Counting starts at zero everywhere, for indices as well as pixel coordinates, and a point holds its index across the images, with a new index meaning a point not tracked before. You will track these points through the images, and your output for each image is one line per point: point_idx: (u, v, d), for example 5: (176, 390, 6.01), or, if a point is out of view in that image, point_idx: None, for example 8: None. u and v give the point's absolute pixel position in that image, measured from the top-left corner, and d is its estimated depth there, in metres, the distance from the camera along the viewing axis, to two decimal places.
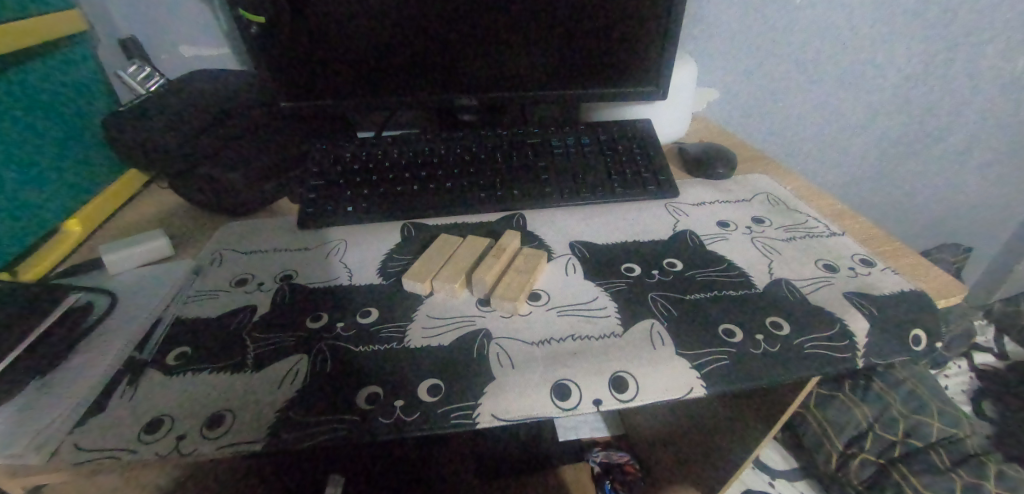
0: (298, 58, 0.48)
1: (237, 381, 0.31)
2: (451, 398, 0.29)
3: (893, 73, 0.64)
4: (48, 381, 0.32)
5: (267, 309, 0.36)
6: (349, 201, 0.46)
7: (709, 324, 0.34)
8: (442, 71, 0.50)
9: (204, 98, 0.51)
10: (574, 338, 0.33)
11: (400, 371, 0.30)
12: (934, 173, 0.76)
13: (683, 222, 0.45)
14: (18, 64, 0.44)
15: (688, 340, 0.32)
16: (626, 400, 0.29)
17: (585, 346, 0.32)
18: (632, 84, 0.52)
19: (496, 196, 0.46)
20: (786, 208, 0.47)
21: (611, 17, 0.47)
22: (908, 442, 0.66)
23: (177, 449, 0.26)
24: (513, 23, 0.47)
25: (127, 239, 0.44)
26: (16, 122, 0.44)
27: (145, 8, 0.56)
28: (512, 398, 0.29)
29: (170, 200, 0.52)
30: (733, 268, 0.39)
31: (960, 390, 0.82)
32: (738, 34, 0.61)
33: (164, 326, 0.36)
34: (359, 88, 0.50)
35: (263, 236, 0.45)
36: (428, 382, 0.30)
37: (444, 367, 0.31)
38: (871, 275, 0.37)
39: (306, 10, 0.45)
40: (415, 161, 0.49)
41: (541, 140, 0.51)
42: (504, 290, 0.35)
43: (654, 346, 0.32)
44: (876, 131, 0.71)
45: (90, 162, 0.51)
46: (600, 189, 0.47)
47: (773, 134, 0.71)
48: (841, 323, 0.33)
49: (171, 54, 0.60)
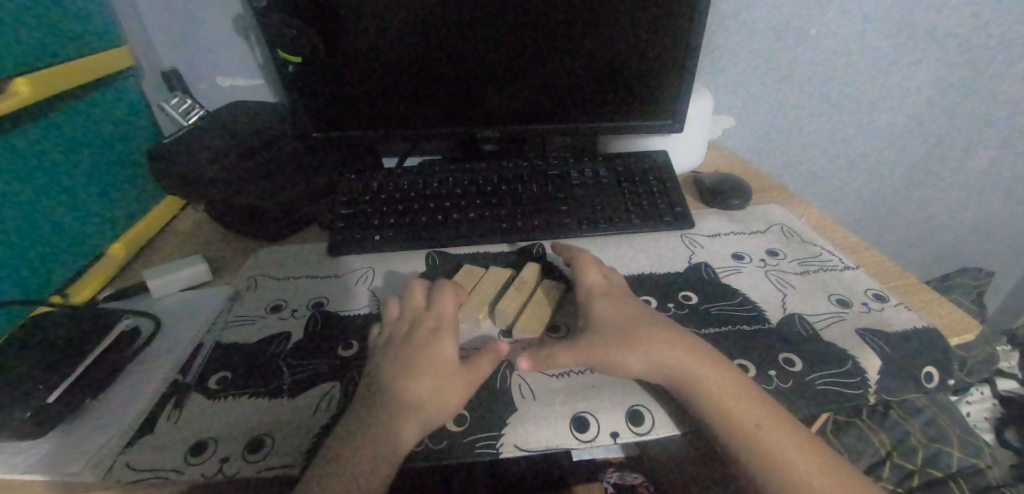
0: (330, 93, 0.51)
1: (275, 406, 0.33)
2: (408, 380, 0.31)
3: (910, 99, 0.65)
4: (101, 402, 0.34)
5: (302, 336, 0.38)
6: (375, 230, 0.48)
7: (627, 311, 0.36)
8: (464, 104, 0.52)
9: (242, 130, 0.54)
10: (581, 375, 0.34)
11: (380, 358, 0.34)
12: (953, 197, 0.75)
13: (699, 254, 0.46)
14: (76, 101, 0.48)
15: (596, 327, 0.35)
16: (641, 433, 0.30)
17: (548, 361, 0.33)
18: (649, 117, 0.54)
19: (516, 227, 0.48)
20: (800, 241, 0.48)
21: (629, 54, 0.49)
22: (927, 471, 0.66)
23: (222, 471, 0.28)
24: (533, 59, 0.49)
25: (169, 264, 0.47)
26: (74, 154, 0.48)
27: (186, 43, 0.59)
28: (457, 380, 0.32)
29: (206, 225, 0.56)
30: (748, 302, 0.40)
31: (982, 418, 0.78)
32: (752, 66, 0.63)
33: (205, 351, 0.38)
34: (387, 121, 0.53)
35: (295, 262, 0.48)
36: (392, 362, 0.33)
37: (410, 345, 0.34)
38: (884, 311, 0.38)
39: (340, 50, 0.48)
40: (438, 191, 0.51)
41: (561, 171, 0.53)
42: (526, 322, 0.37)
43: (572, 342, 0.34)
44: (894, 156, 0.71)
45: (135, 189, 0.55)
46: (618, 220, 0.49)
47: (788, 158, 0.71)
48: (853, 360, 0.34)
49: (208, 86, 0.63)
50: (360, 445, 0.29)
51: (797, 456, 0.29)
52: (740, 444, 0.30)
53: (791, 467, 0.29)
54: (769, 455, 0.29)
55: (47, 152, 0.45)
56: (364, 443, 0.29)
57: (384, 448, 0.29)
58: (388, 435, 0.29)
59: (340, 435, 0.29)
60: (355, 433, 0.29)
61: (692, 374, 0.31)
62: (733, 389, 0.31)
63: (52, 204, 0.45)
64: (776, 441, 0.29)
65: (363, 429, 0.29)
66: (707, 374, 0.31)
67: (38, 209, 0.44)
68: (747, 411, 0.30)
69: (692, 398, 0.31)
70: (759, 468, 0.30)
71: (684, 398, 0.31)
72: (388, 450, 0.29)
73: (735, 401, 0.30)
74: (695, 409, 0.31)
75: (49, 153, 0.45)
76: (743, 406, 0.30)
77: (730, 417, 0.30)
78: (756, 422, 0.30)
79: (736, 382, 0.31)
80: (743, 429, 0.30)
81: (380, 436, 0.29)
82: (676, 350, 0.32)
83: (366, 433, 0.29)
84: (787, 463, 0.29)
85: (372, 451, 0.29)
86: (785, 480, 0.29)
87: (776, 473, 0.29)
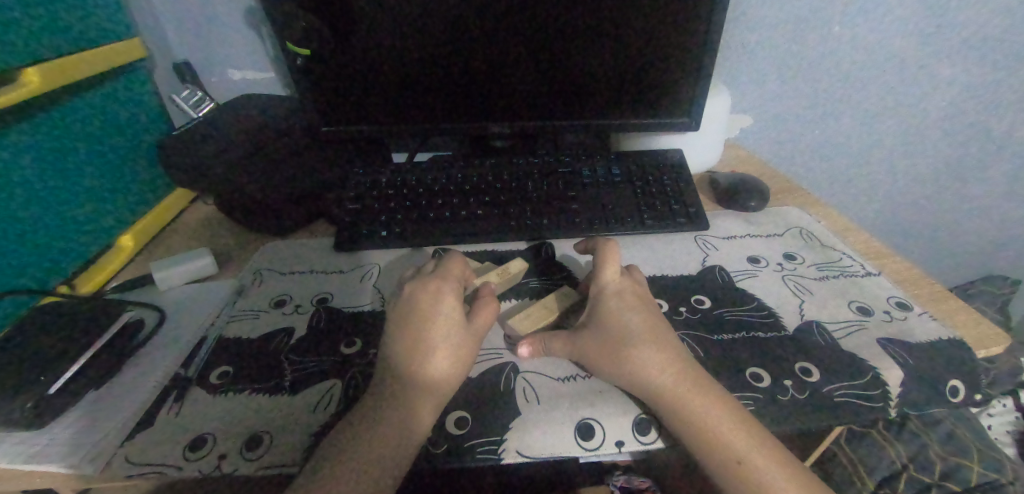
0: (339, 86, 0.50)
1: (274, 403, 0.32)
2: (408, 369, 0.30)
3: (937, 100, 0.62)
4: (104, 395, 0.34)
5: (305, 332, 0.38)
6: (382, 226, 0.47)
7: (628, 317, 0.33)
8: (473, 99, 0.51)
9: (251, 122, 0.54)
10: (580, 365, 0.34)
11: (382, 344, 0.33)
12: (980, 202, 0.72)
13: (713, 256, 0.45)
14: (86, 92, 0.48)
15: (591, 333, 0.33)
16: (647, 443, 0.29)
17: (548, 351, 0.34)
18: (664, 115, 0.53)
19: (525, 225, 0.47)
20: (820, 245, 0.46)
21: (645, 47, 0.48)
22: (945, 485, 0.63)
23: (219, 468, 0.28)
24: (544, 53, 0.48)
25: (175, 257, 0.47)
26: (85, 145, 0.48)
27: (198, 35, 0.59)
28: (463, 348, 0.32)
29: (215, 217, 0.56)
30: (763, 308, 0.39)
31: (1005, 432, 0.74)
32: (772, 64, 0.60)
33: (208, 344, 0.38)
34: (396, 116, 0.52)
35: (301, 256, 0.47)
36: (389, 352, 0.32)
37: (416, 311, 0.32)
38: (907, 320, 0.37)
39: (348, 43, 0.47)
40: (446, 188, 0.51)
41: (572, 169, 0.52)
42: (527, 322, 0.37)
43: (571, 336, 0.34)
44: (917, 159, 0.68)
45: (146, 181, 0.55)
46: (629, 219, 0.48)
47: (805, 159, 0.69)
48: (874, 371, 0.33)
49: (219, 78, 0.63)
50: (380, 441, 0.28)
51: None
52: (722, 477, 0.28)
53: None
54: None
55: (56, 142, 0.45)
56: (383, 439, 0.28)
57: (398, 442, 0.28)
58: (403, 429, 0.28)
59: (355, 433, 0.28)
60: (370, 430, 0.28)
61: (677, 399, 0.29)
62: (719, 416, 0.28)
63: (62, 194, 0.46)
64: (762, 479, 0.27)
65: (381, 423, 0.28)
66: (693, 400, 0.29)
67: (48, 199, 0.44)
68: (731, 446, 0.28)
69: (674, 424, 0.29)
70: None
71: (665, 421, 0.29)
72: (404, 443, 0.28)
73: (717, 428, 0.28)
74: (675, 434, 0.29)
75: (58, 144, 0.45)
76: (728, 435, 0.28)
77: (709, 444, 0.28)
78: (738, 457, 0.27)
79: (724, 411, 0.29)
80: (726, 457, 0.27)
81: (395, 431, 0.28)
82: (664, 372, 0.30)
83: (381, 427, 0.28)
84: None
85: (388, 446, 0.28)
86: None
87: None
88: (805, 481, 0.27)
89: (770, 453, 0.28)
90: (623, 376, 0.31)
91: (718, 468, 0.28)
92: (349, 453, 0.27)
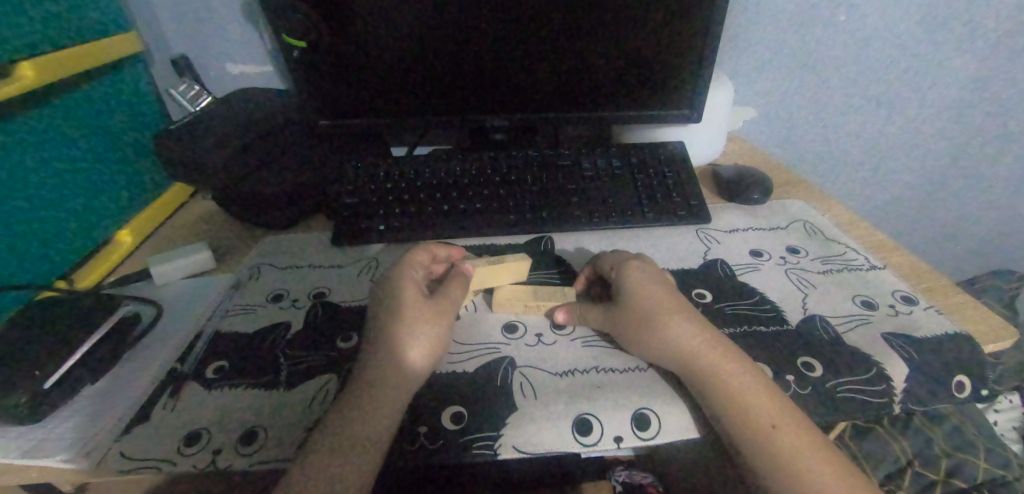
0: (336, 79, 0.50)
1: (269, 398, 0.32)
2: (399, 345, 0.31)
3: (945, 91, 0.61)
4: (101, 390, 0.34)
5: (302, 327, 0.38)
6: (380, 220, 0.47)
7: (653, 286, 0.34)
8: (472, 92, 0.51)
9: (248, 116, 0.53)
10: (609, 340, 0.35)
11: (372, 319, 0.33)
12: (988, 194, 0.71)
13: (714, 250, 0.44)
14: (82, 86, 0.48)
15: (623, 300, 0.34)
16: (647, 438, 0.29)
17: (584, 318, 0.36)
18: (666, 107, 0.52)
19: (525, 218, 0.47)
20: (824, 239, 0.45)
21: (646, 38, 0.47)
22: (949, 481, 0.63)
23: (213, 463, 0.28)
24: (543, 43, 0.47)
25: (173, 251, 0.47)
26: (82, 139, 0.48)
27: (195, 29, 0.58)
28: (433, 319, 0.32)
29: (213, 212, 0.56)
30: (766, 302, 0.38)
31: (1011, 428, 0.71)
32: (777, 55, 0.59)
33: (205, 339, 0.38)
34: (394, 108, 0.52)
35: (299, 251, 0.47)
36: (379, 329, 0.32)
37: (388, 288, 0.33)
38: (912, 314, 0.36)
39: (345, 35, 0.46)
40: (445, 181, 0.50)
41: (571, 161, 0.51)
42: (512, 307, 0.38)
43: (605, 306, 0.35)
44: (924, 151, 0.67)
45: (144, 176, 0.55)
46: (630, 212, 0.47)
47: (809, 152, 0.68)
48: (878, 366, 0.32)
49: (217, 72, 0.62)
50: (361, 433, 0.28)
51: (816, 470, 0.27)
52: (754, 447, 0.28)
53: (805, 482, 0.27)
54: (781, 462, 0.27)
55: (52, 135, 0.45)
56: (363, 429, 0.28)
57: (376, 437, 0.28)
58: (383, 420, 0.28)
59: (338, 429, 0.28)
60: (349, 420, 0.28)
61: (711, 366, 0.30)
62: (747, 385, 0.29)
63: (59, 189, 0.45)
64: (793, 447, 0.27)
65: (362, 412, 0.28)
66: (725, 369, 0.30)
67: (42, 195, 0.44)
68: (762, 413, 0.28)
69: (707, 391, 0.29)
70: (767, 472, 0.27)
71: (700, 389, 0.30)
72: (382, 433, 0.28)
73: (749, 396, 0.29)
74: (709, 402, 0.29)
75: (54, 138, 0.45)
76: (758, 404, 0.28)
77: (743, 412, 0.28)
78: (773, 423, 0.28)
79: (751, 380, 0.29)
80: (760, 423, 0.28)
81: (376, 420, 0.28)
82: (695, 339, 0.31)
83: (362, 416, 0.28)
84: (801, 473, 0.27)
85: (365, 439, 0.27)
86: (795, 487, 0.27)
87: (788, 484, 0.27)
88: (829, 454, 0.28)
89: (797, 422, 0.28)
90: (656, 342, 0.31)
91: (748, 438, 0.28)
92: (337, 447, 0.27)
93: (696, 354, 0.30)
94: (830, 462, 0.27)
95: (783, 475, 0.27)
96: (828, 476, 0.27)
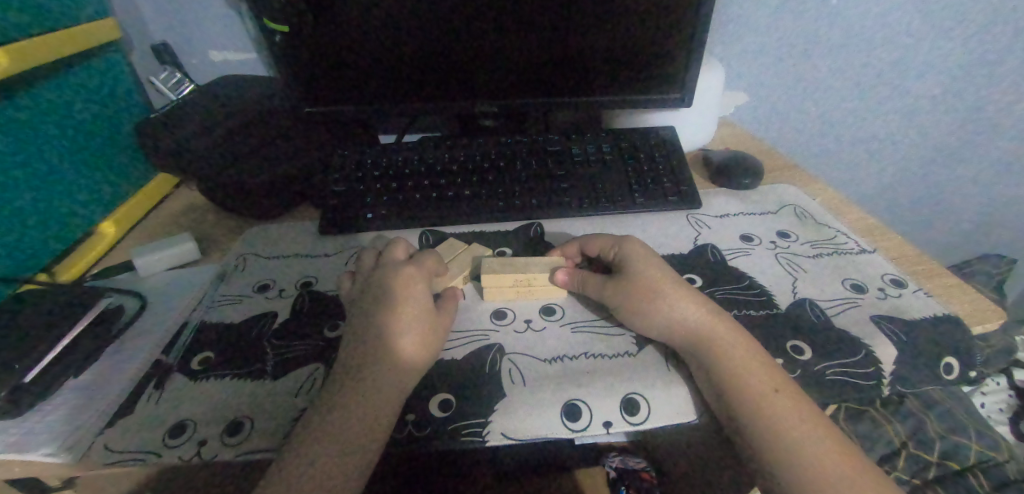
0: (321, 65, 0.48)
1: (255, 388, 0.32)
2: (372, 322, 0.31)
3: (935, 78, 0.61)
4: (82, 383, 0.34)
5: (289, 316, 0.37)
6: (368, 209, 0.46)
7: (652, 263, 0.34)
8: (462, 76, 0.50)
9: (232, 104, 0.52)
10: (610, 321, 0.36)
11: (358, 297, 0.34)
12: (976, 181, 0.71)
13: (705, 235, 0.44)
14: (59, 74, 0.46)
15: (626, 273, 0.34)
16: (637, 422, 0.29)
17: (582, 286, 0.36)
18: (658, 91, 0.51)
19: (515, 205, 0.46)
20: (814, 222, 0.45)
21: (638, 22, 0.46)
22: (943, 464, 0.64)
23: (200, 454, 0.28)
24: (533, 26, 0.46)
25: (157, 242, 0.46)
26: (60, 129, 0.46)
27: (175, 15, 0.56)
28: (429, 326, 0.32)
29: (198, 202, 0.54)
30: (756, 286, 0.38)
31: (999, 409, 0.73)
32: (769, 40, 0.59)
33: (190, 330, 0.37)
34: (383, 94, 0.51)
35: (285, 241, 0.46)
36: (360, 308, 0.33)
37: (382, 286, 0.33)
38: (902, 298, 0.36)
39: (328, 21, 0.45)
40: (434, 168, 0.49)
41: (563, 147, 0.51)
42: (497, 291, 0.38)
43: (607, 278, 0.35)
44: (913, 137, 0.67)
45: (127, 166, 0.54)
46: (619, 198, 0.47)
47: (801, 138, 0.68)
48: (867, 349, 0.32)
49: (200, 59, 0.61)
50: (341, 423, 0.27)
51: (818, 444, 0.26)
52: (757, 416, 0.27)
53: (823, 475, 0.26)
54: (785, 433, 0.27)
55: (28, 126, 0.43)
56: (344, 419, 0.27)
57: (354, 416, 0.28)
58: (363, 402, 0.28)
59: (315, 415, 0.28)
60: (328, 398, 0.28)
61: (713, 337, 0.30)
62: (747, 354, 0.30)
63: (36, 181, 0.44)
64: (795, 415, 0.27)
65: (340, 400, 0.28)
66: (731, 349, 0.30)
67: (18, 186, 0.43)
68: (763, 380, 0.28)
69: (708, 360, 0.29)
70: (771, 446, 0.27)
71: (705, 359, 0.30)
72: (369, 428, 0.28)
73: (752, 364, 0.29)
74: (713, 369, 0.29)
75: (30, 129, 0.44)
76: (759, 373, 0.29)
77: (747, 380, 0.28)
78: (775, 388, 0.28)
79: (753, 354, 0.30)
80: (763, 390, 0.28)
81: (357, 409, 0.28)
82: (698, 311, 0.31)
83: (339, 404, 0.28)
84: (805, 446, 0.26)
85: (349, 417, 0.27)
86: (798, 461, 0.26)
87: (799, 476, 0.26)
88: (829, 430, 0.27)
89: (796, 394, 0.28)
90: (658, 310, 0.32)
91: (747, 411, 0.27)
92: (321, 431, 0.27)
93: (695, 325, 0.31)
94: (833, 437, 0.27)
95: (785, 448, 0.26)
96: (830, 451, 0.26)
